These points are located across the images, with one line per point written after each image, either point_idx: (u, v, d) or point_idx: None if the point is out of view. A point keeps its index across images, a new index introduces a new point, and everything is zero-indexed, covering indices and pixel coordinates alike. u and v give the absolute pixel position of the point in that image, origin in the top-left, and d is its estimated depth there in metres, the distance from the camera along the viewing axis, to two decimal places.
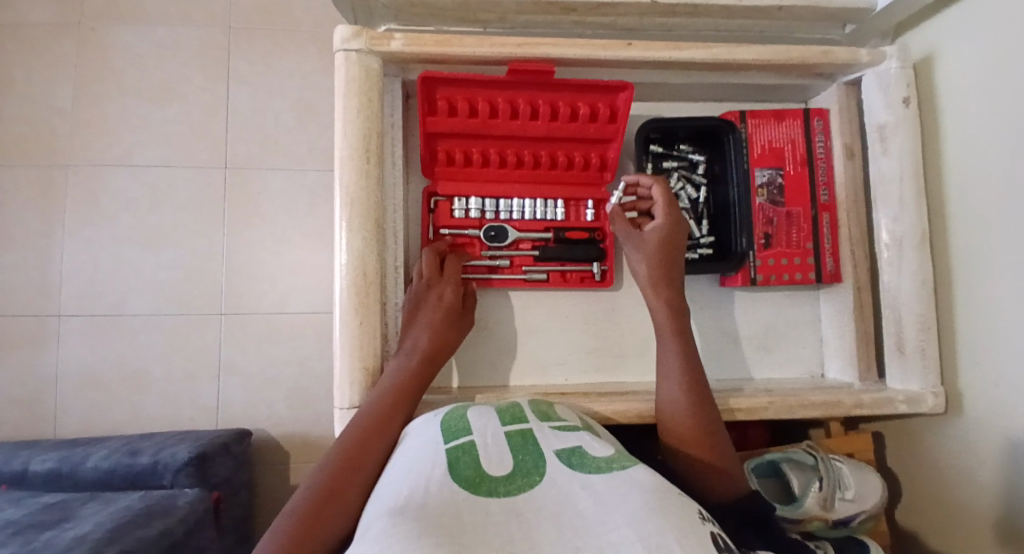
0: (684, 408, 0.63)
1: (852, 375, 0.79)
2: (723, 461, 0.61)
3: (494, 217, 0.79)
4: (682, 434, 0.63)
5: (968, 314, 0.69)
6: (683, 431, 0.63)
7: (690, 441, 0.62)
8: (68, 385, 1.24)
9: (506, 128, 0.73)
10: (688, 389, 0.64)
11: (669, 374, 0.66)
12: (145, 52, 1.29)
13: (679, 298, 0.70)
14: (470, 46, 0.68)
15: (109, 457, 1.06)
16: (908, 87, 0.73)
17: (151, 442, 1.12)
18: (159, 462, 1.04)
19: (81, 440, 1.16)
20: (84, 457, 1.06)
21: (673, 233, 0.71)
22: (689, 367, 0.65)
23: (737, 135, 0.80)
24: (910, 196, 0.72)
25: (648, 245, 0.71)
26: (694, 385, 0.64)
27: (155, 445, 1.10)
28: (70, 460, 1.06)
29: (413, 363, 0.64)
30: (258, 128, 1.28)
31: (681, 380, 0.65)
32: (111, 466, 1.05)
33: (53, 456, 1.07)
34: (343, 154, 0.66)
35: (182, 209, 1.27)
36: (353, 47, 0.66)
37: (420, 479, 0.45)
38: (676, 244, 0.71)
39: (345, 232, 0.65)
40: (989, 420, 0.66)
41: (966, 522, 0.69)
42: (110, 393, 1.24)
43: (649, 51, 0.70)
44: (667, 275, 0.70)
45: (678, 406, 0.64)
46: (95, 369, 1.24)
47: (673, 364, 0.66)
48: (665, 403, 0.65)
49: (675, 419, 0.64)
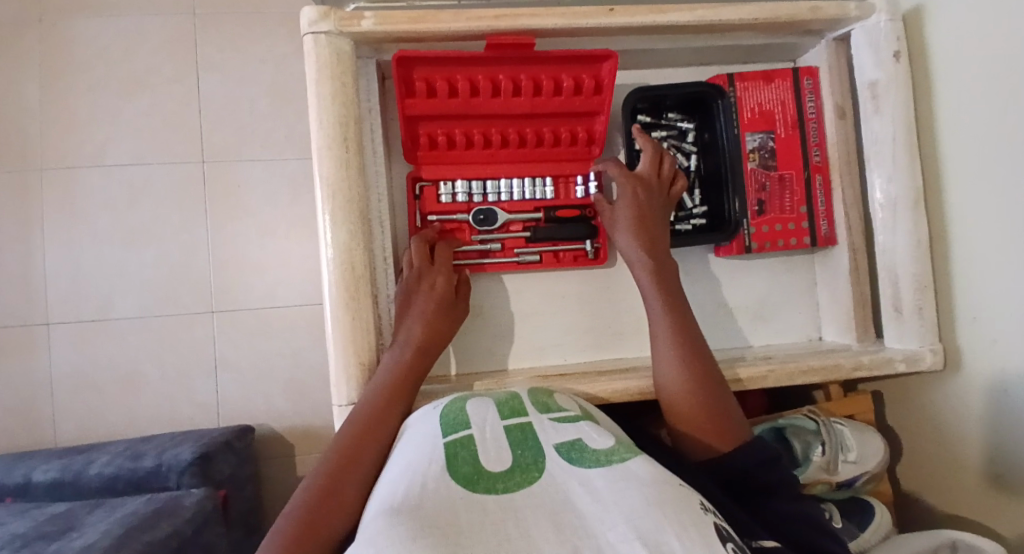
0: (672, 369, 0.64)
1: (849, 337, 0.78)
2: (708, 421, 0.60)
3: (482, 200, 0.76)
4: (671, 393, 0.63)
5: (963, 272, 0.68)
6: (671, 393, 0.63)
7: (678, 405, 0.62)
8: (62, 392, 1.22)
9: (489, 107, 0.71)
10: (676, 346, 0.64)
11: (657, 334, 0.66)
12: (109, 43, 1.24)
13: (664, 260, 0.69)
14: (445, 22, 0.65)
15: (110, 462, 1.05)
16: (898, 41, 0.71)
17: (151, 444, 1.11)
18: (161, 464, 1.03)
19: (80, 445, 1.15)
20: (85, 464, 1.05)
21: (641, 196, 0.71)
22: (677, 323, 0.66)
23: (726, 100, 0.78)
24: (903, 156, 0.71)
25: (620, 211, 0.71)
26: (680, 341, 0.64)
27: (155, 447, 1.08)
28: (71, 468, 1.04)
29: (408, 356, 0.63)
30: (232, 117, 1.24)
31: (670, 337, 0.65)
32: (114, 471, 1.03)
33: (55, 465, 1.06)
34: (321, 144, 0.63)
35: (162, 205, 1.23)
36: (322, 29, 0.63)
37: (417, 475, 0.43)
38: (647, 204, 0.71)
39: (329, 225, 0.63)
40: (983, 378, 0.66)
41: (963, 481, 0.69)
42: (105, 398, 1.22)
43: (632, 16, 0.67)
44: (645, 237, 0.69)
45: (666, 363, 0.64)
46: (88, 373, 1.22)
47: (663, 326, 0.66)
48: (658, 366, 0.65)
49: (666, 381, 0.64)
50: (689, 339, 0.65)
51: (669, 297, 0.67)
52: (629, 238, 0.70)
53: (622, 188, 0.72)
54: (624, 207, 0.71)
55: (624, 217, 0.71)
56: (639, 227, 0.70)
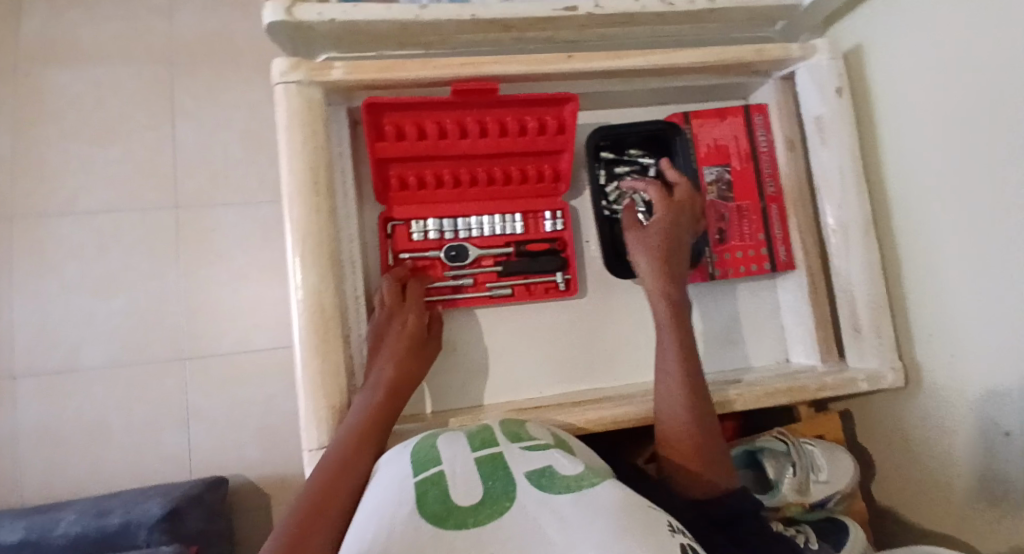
0: (678, 409, 0.64)
1: (814, 358, 0.81)
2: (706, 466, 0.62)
3: (454, 237, 0.78)
4: (674, 437, 0.64)
5: (915, 293, 0.72)
6: (676, 434, 0.64)
7: (683, 446, 0.63)
8: (28, 446, 1.18)
9: (457, 148, 0.73)
10: (682, 385, 0.65)
11: (666, 372, 0.67)
12: (83, 94, 1.25)
13: (678, 295, 0.71)
14: (413, 70, 0.68)
15: (77, 521, 1.02)
16: (840, 78, 0.75)
17: (122, 499, 1.07)
18: (130, 522, 1.01)
19: (47, 504, 1.11)
20: (51, 524, 1.01)
21: (676, 222, 0.73)
22: (688, 360, 0.67)
23: (683, 137, 0.82)
24: (851, 184, 0.75)
25: (652, 234, 0.72)
26: (690, 382, 0.65)
27: (125, 502, 1.05)
28: (37, 528, 1.01)
29: (379, 398, 0.64)
30: (207, 163, 1.25)
31: (678, 375, 0.66)
32: (79, 530, 1.00)
33: (20, 526, 1.02)
34: (290, 189, 0.64)
35: (135, 252, 1.22)
36: (292, 79, 0.65)
37: (385, 519, 0.44)
38: (679, 232, 0.72)
39: (299, 269, 0.64)
40: (942, 393, 0.69)
41: (932, 492, 0.71)
42: (74, 449, 1.19)
43: (591, 61, 0.71)
44: (670, 267, 0.71)
45: (677, 402, 0.65)
46: (56, 426, 1.19)
47: (671, 363, 0.67)
48: (663, 401, 0.66)
49: (671, 421, 0.65)
50: (697, 379, 0.66)
51: (681, 332, 0.69)
52: (654, 265, 0.71)
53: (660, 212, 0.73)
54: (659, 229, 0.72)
55: (655, 239, 0.72)
56: (666, 254, 0.71)
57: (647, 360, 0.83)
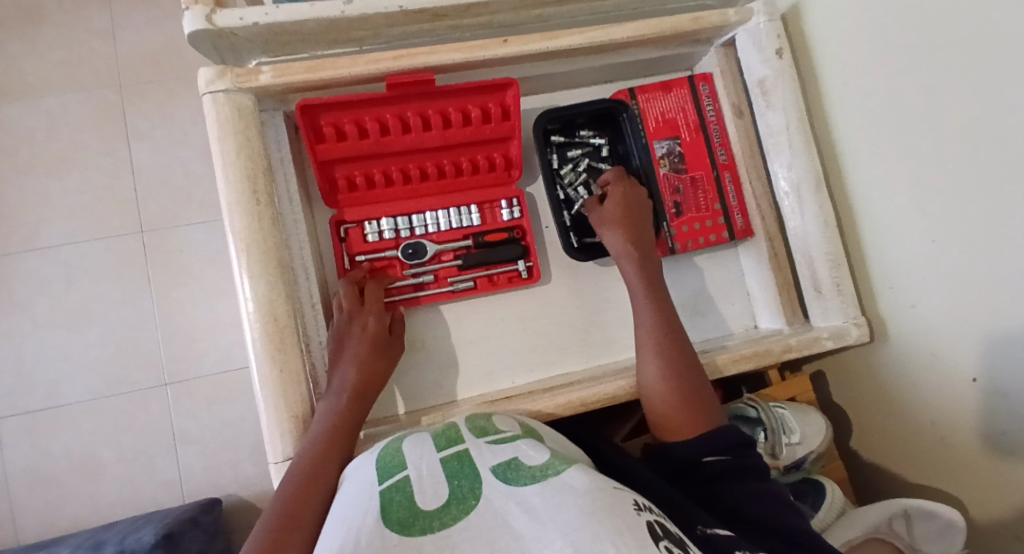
0: (655, 362, 0.67)
1: (779, 321, 0.82)
2: (692, 403, 0.64)
3: (410, 234, 0.77)
4: (654, 389, 0.66)
5: (872, 247, 0.72)
6: (655, 388, 0.66)
7: (664, 394, 0.65)
8: (15, 489, 1.16)
9: (401, 143, 0.72)
10: (656, 338, 0.69)
11: (643, 339, 0.70)
12: (33, 126, 1.21)
13: (648, 251, 0.74)
14: (344, 68, 0.66)
15: None
16: (779, 39, 0.75)
17: (115, 529, 1.05)
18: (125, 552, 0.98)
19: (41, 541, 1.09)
20: None
21: (628, 195, 0.76)
22: (661, 313, 0.70)
23: (630, 113, 0.82)
24: (799, 142, 0.75)
25: (609, 211, 0.75)
26: (662, 334, 0.69)
27: (118, 533, 1.03)
28: None
29: (345, 402, 0.63)
30: (167, 184, 1.22)
31: (650, 327, 0.70)
32: None
33: None
34: (229, 200, 0.63)
35: (102, 280, 1.19)
36: (219, 87, 0.63)
37: (351, 532, 0.42)
38: (632, 206, 0.75)
39: (247, 277, 0.62)
40: (908, 345, 0.69)
41: (913, 444, 0.71)
42: (62, 487, 1.17)
43: (527, 45, 0.70)
44: (632, 229, 0.74)
45: (649, 354, 0.68)
46: (42, 465, 1.17)
47: (644, 317, 0.71)
48: (642, 360, 0.68)
49: (650, 376, 0.67)
50: (670, 328, 0.69)
51: (651, 283, 0.73)
52: (618, 232, 0.74)
53: (613, 197, 0.76)
54: (614, 206, 0.75)
55: (614, 214, 0.75)
56: (628, 221, 0.74)
57: (619, 337, 0.83)
